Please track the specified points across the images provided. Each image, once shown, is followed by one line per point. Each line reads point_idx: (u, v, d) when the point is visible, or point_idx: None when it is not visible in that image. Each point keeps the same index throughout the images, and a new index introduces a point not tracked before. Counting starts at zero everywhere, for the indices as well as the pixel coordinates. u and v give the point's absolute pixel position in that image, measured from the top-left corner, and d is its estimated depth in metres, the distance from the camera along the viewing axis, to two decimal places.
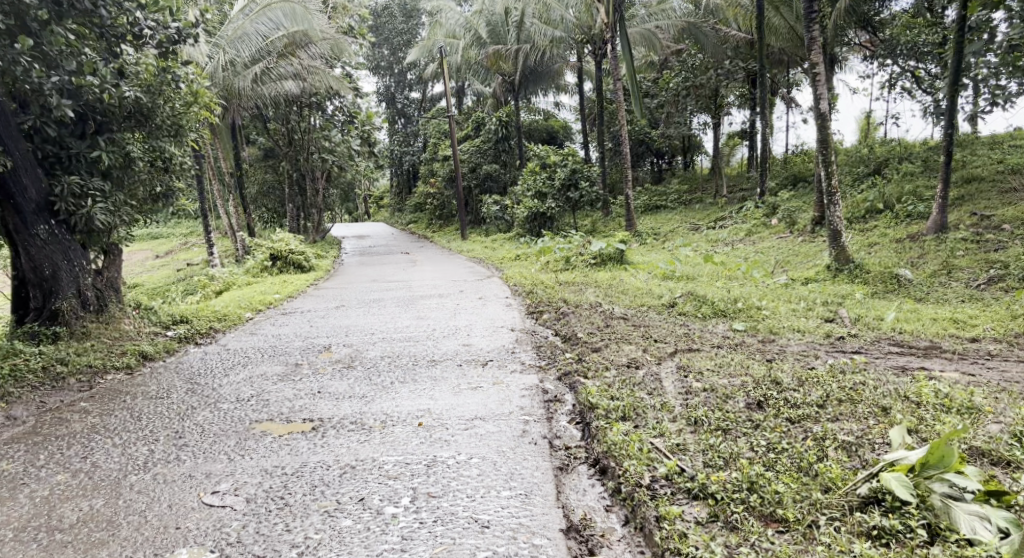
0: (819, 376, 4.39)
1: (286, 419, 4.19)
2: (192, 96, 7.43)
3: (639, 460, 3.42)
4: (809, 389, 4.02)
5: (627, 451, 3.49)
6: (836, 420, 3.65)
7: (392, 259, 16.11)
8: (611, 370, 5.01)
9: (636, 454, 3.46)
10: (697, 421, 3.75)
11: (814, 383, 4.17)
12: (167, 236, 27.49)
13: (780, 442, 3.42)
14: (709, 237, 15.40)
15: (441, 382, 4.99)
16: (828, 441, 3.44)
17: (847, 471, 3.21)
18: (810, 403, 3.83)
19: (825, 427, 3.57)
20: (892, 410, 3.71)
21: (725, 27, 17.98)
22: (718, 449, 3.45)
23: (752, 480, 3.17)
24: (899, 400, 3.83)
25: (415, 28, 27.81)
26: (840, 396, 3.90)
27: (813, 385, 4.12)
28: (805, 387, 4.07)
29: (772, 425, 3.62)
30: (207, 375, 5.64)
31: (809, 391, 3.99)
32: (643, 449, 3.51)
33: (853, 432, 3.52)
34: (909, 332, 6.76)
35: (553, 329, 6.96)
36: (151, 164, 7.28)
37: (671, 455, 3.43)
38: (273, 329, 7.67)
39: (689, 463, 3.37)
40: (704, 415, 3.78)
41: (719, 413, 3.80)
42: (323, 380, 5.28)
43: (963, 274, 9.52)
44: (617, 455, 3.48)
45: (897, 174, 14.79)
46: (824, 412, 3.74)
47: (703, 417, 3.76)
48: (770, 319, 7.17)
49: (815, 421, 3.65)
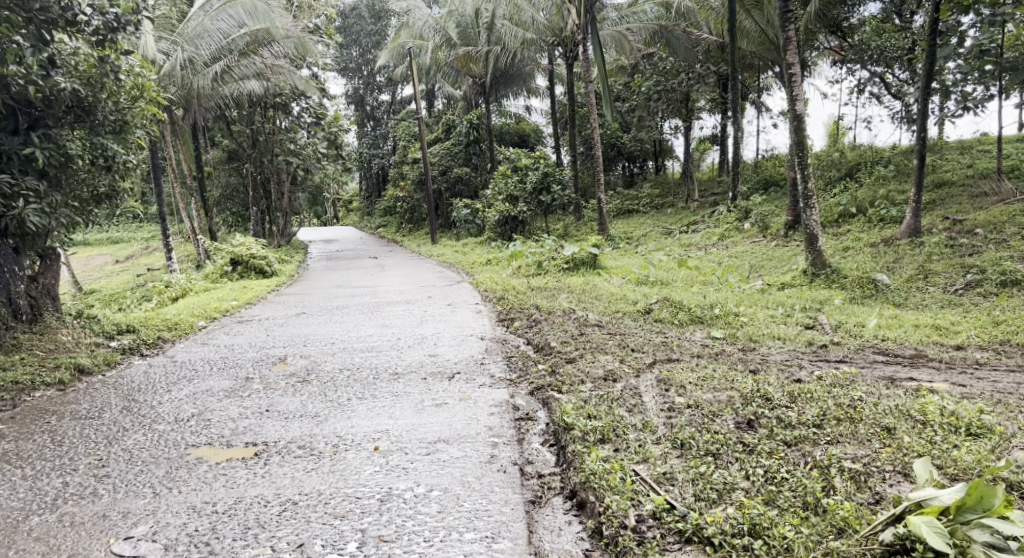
0: (809, 391, 4.08)
1: (226, 443, 3.75)
2: (137, 90, 6.88)
3: (621, 494, 3.05)
4: (804, 407, 3.70)
5: (609, 483, 3.12)
6: (839, 444, 3.33)
7: (358, 264, 15.64)
8: (588, 383, 4.66)
9: (619, 487, 3.09)
10: (684, 443, 3.41)
11: (808, 399, 3.85)
12: (128, 240, 26.56)
13: (779, 472, 3.09)
14: (682, 241, 15.19)
15: (403, 399, 4.57)
16: (832, 469, 3.11)
17: (860, 509, 2.87)
18: (806, 423, 3.50)
19: (829, 453, 3.24)
20: (897, 431, 3.41)
21: (697, 30, 17.73)
22: (711, 479, 3.11)
23: (754, 523, 2.82)
24: (903, 419, 3.53)
25: (383, 29, 27.35)
26: (839, 414, 3.59)
27: (808, 402, 3.80)
28: (799, 404, 3.75)
29: (768, 451, 3.28)
30: (148, 391, 5.15)
31: (803, 408, 3.67)
32: (627, 480, 3.15)
33: (859, 458, 3.20)
34: (892, 340, 6.53)
35: (526, 338, 6.59)
36: (93, 163, 6.67)
37: (659, 487, 3.08)
38: (226, 339, 7.17)
39: (679, 498, 3.01)
40: (692, 436, 3.44)
41: (707, 434, 3.45)
42: (274, 396, 4.83)
43: (940, 279, 9.38)
44: (597, 488, 3.11)
45: (869, 178, 14.73)
46: (823, 434, 3.42)
47: (690, 439, 3.42)
48: (748, 326, 6.90)
49: (815, 445, 3.33)
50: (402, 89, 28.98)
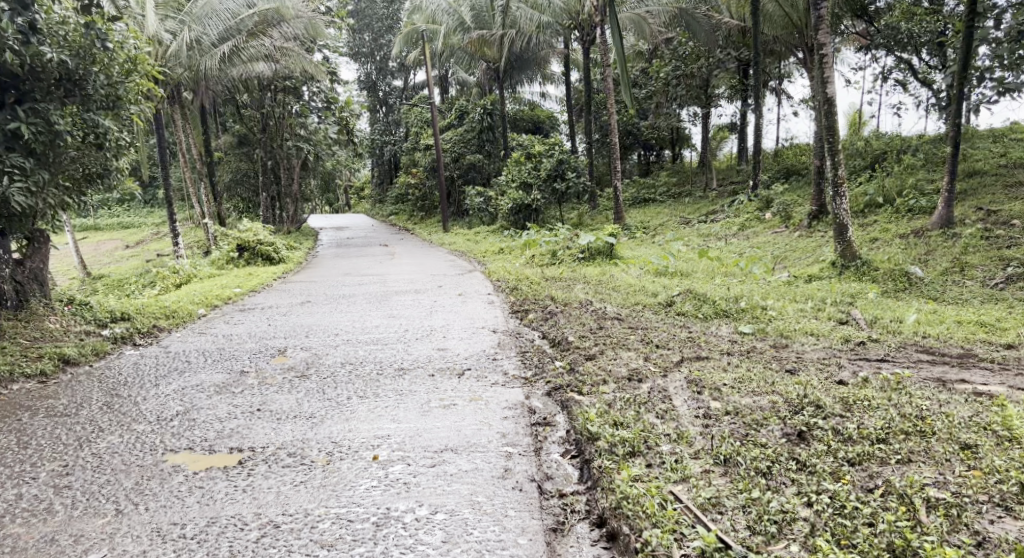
0: (864, 396, 3.62)
1: (208, 448, 3.38)
2: (129, 63, 6.52)
3: (661, 527, 2.66)
4: (863, 417, 3.27)
5: (647, 512, 2.72)
6: (913, 465, 2.91)
7: (368, 252, 15.25)
8: (610, 384, 4.23)
9: (660, 517, 2.69)
10: (729, 459, 3.00)
11: (865, 407, 3.41)
12: (139, 225, 26.29)
13: (846, 503, 2.67)
14: (701, 231, 14.68)
15: (408, 399, 4.16)
16: (912, 499, 2.68)
17: (951, 551, 2.45)
18: (869, 438, 3.08)
19: (904, 476, 2.82)
20: (980, 451, 2.98)
21: (717, 14, 17.29)
22: (767, 508, 2.70)
23: None
24: (983, 436, 3.09)
25: (396, 14, 26.84)
26: (907, 427, 3.15)
27: (867, 411, 3.36)
28: (857, 414, 3.31)
29: (831, 473, 2.86)
30: (134, 385, 4.77)
31: (863, 419, 3.23)
32: (667, 507, 2.74)
33: (943, 484, 2.78)
34: (935, 338, 6.04)
35: (540, 331, 6.16)
36: (82, 140, 6.28)
37: (706, 518, 2.67)
38: (225, 328, 6.79)
39: (730, 531, 2.62)
40: (737, 450, 3.04)
41: (755, 449, 3.04)
42: (268, 392, 4.43)
43: (977, 272, 8.85)
44: (632, 517, 2.72)
45: (898, 166, 14.12)
46: (892, 451, 3.00)
47: (736, 456, 3.01)
48: (778, 321, 6.44)
49: (884, 465, 2.91)
50: (415, 75, 28.50)
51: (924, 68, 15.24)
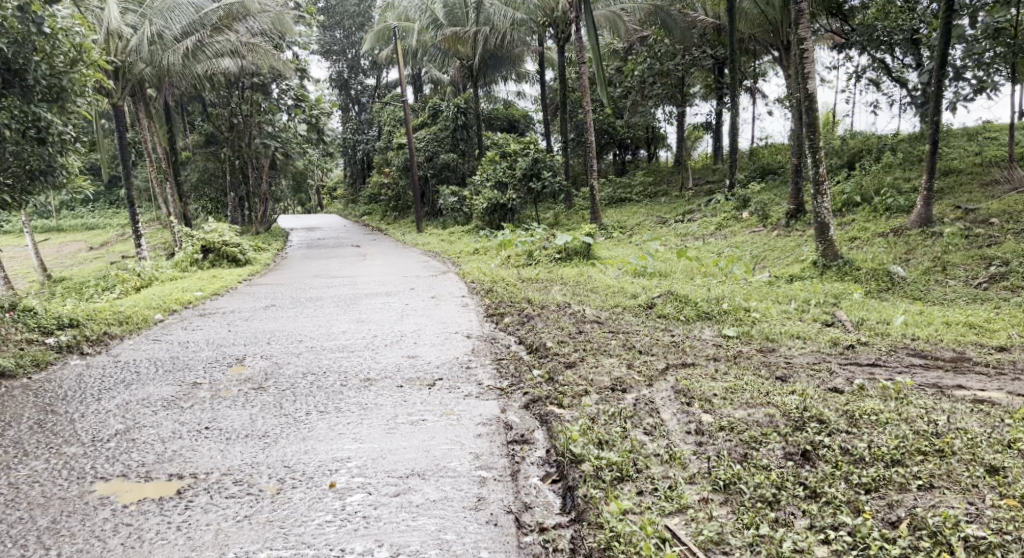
0: (871, 406, 3.37)
1: (144, 475, 3.03)
2: (75, 51, 6.02)
3: None
4: (874, 434, 3.05)
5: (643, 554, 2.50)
6: (936, 491, 2.70)
7: (339, 252, 14.81)
8: (593, 395, 3.94)
9: None
10: (730, 487, 2.79)
11: (874, 422, 3.18)
12: (103, 226, 25.47)
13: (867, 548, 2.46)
14: (678, 230, 14.50)
15: (373, 413, 3.81)
16: (949, 541, 2.47)
17: None
18: (884, 460, 2.86)
19: (929, 507, 2.61)
20: (1008, 474, 2.77)
21: (693, 11, 16.76)
22: (778, 548, 2.50)
23: None
24: (1009, 456, 2.87)
25: (367, 11, 26.28)
26: (923, 447, 2.94)
27: (876, 427, 3.15)
28: (867, 430, 3.09)
29: (848, 504, 2.66)
30: (72, 399, 4.36)
31: (873, 436, 3.02)
32: (666, 548, 2.52)
33: (979, 519, 2.56)
34: (925, 340, 5.83)
35: (517, 336, 5.85)
36: (21, 133, 5.84)
37: None
38: (182, 334, 6.36)
39: None
40: (740, 475, 2.82)
41: (759, 475, 2.82)
42: (220, 407, 4.05)
43: (959, 271, 8.72)
44: None
45: (875, 165, 14.03)
46: (911, 475, 2.78)
47: (740, 485, 2.78)
48: (763, 323, 6.20)
49: (904, 492, 2.70)
50: (388, 73, 27.95)
51: (899, 67, 15.17)
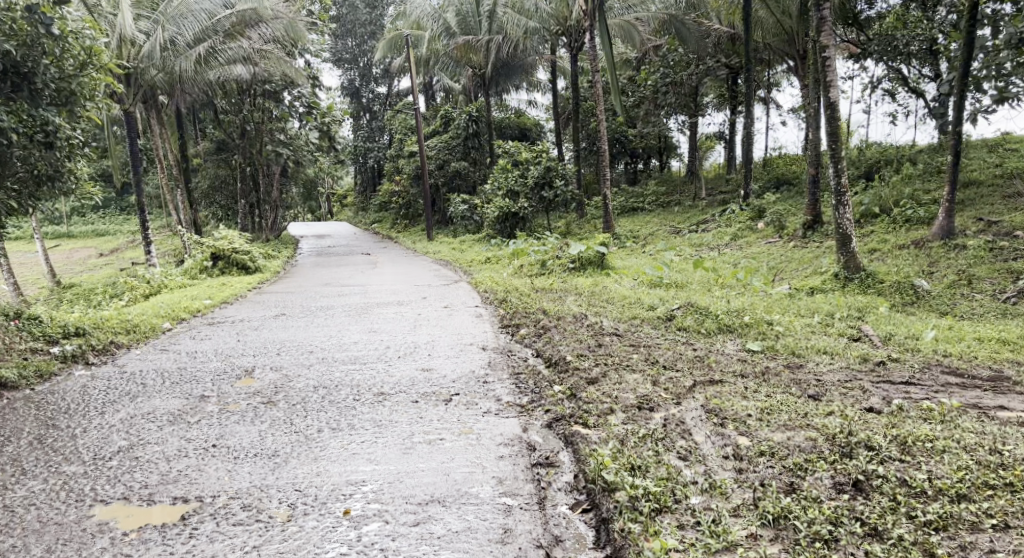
0: (926, 431, 3.27)
1: (146, 498, 2.95)
2: (84, 54, 5.90)
3: None
4: (936, 464, 2.97)
5: None
6: (1014, 532, 2.61)
7: (350, 261, 14.70)
8: (619, 414, 3.72)
9: None
10: (781, 521, 2.74)
11: (931, 450, 3.10)
12: (113, 233, 25.44)
13: None
14: (692, 241, 14.28)
15: (387, 431, 3.63)
16: None
17: None
18: (952, 495, 2.78)
19: (1004, 550, 2.54)
20: None
21: (707, 20, 16.60)
22: None
23: None
24: None
25: (379, 19, 26.28)
26: (992, 480, 2.86)
27: (934, 455, 3.06)
28: (927, 460, 3.01)
29: (917, 545, 2.57)
30: (75, 412, 4.20)
31: (935, 468, 2.94)
32: None
33: None
34: (958, 357, 5.58)
35: (535, 349, 5.65)
36: (29, 138, 5.66)
37: None
38: (190, 344, 6.20)
39: None
40: (790, 509, 2.76)
41: (811, 509, 2.76)
42: (227, 422, 3.88)
43: (985, 285, 8.47)
44: None
45: (894, 176, 13.78)
46: (982, 513, 2.71)
47: (791, 519, 2.72)
48: (787, 337, 5.98)
49: (977, 532, 2.62)
50: (400, 81, 27.93)
51: (916, 77, 14.95)
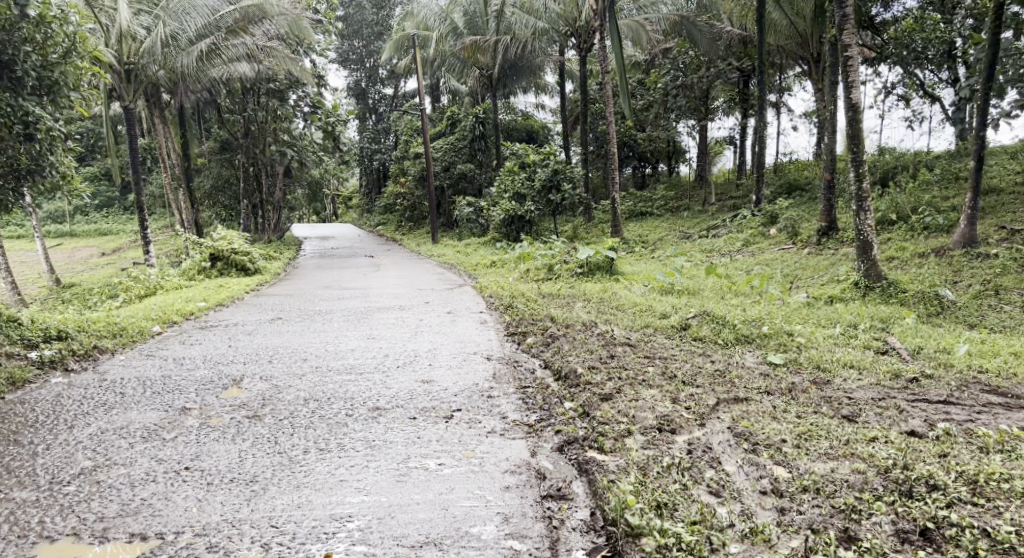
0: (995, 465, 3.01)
1: (99, 535, 2.71)
2: (69, 41, 5.57)
3: None
4: (1016, 510, 2.72)
5: None
6: None
7: (352, 262, 14.39)
8: (637, 437, 3.36)
9: None
10: None
11: (1006, 489, 2.84)
12: (115, 232, 25.12)
13: None
14: (703, 246, 13.88)
15: (381, 452, 3.30)
16: None
17: None
18: None
19: None
20: None
21: (718, 23, 16.15)
22: None
23: None
24: None
25: (385, 19, 25.99)
26: None
27: (1009, 497, 2.81)
28: (1007, 503, 2.76)
29: None
30: (42, 425, 3.86)
31: (1016, 514, 2.70)
32: None
33: None
34: (997, 374, 5.16)
35: (543, 360, 5.26)
36: (8, 129, 5.30)
37: None
38: (177, 350, 5.82)
39: None
40: None
41: None
42: (206, 440, 3.52)
43: (1014, 295, 8.07)
44: None
45: (911, 183, 13.34)
46: None
47: None
48: (810, 349, 5.59)
49: None
50: (405, 82, 27.65)
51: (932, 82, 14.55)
